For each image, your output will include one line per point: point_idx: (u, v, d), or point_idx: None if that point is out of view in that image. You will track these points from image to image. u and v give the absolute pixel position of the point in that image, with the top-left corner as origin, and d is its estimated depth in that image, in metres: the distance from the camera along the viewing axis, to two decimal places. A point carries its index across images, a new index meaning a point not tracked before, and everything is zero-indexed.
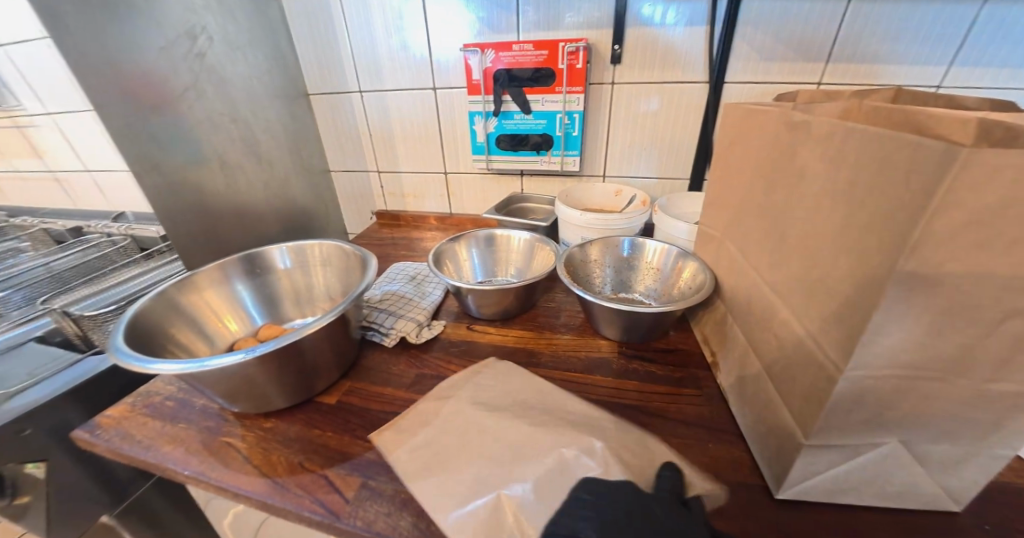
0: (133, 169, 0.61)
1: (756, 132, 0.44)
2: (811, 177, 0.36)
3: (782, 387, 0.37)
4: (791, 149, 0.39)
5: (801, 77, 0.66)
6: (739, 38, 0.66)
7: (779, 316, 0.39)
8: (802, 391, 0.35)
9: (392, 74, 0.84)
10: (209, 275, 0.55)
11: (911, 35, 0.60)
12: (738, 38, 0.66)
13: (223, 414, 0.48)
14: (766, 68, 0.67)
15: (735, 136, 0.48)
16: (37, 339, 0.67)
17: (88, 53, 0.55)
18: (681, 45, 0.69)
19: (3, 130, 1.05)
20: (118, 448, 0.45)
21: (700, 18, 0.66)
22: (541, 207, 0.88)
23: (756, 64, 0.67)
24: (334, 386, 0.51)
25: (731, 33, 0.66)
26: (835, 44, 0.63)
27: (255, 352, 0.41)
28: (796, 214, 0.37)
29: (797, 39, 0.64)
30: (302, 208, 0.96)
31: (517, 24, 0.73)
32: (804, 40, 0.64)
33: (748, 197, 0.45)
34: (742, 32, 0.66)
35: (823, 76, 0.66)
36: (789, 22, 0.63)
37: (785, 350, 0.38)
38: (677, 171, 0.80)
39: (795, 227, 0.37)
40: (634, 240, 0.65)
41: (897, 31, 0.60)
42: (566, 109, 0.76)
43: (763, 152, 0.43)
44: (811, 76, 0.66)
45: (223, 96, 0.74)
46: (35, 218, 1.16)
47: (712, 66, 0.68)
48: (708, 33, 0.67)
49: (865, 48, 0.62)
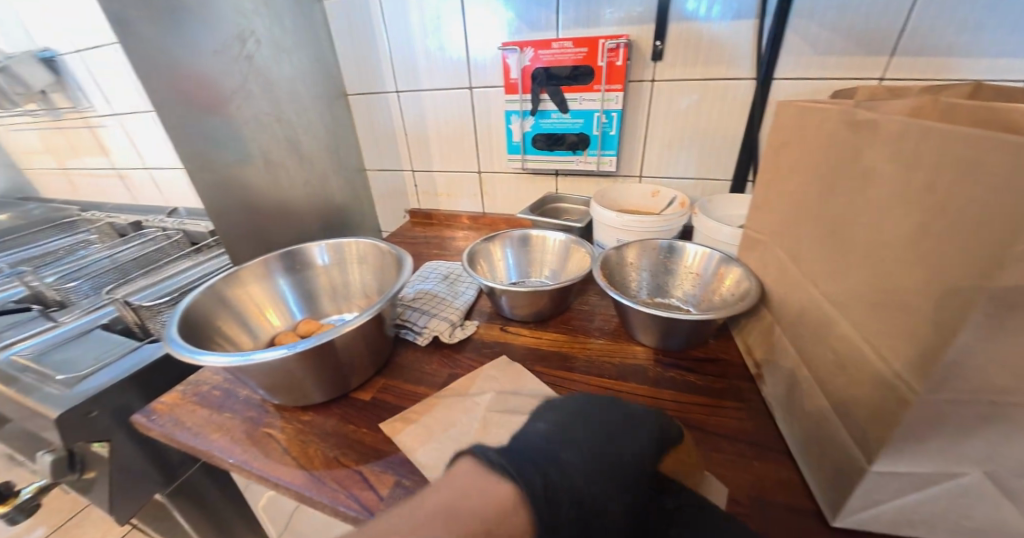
0: (187, 167, 0.65)
1: (813, 132, 0.41)
2: (879, 181, 0.33)
3: (841, 407, 0.35)
4: (855, 150, 0.36)
5: (861, 72, 0.62)
6: (791, 31, 0.62)
7: (837, 329, 0.36)
8: (866, 412, 0.32)
9: (428, 74, 0.85)
10: (254, 270, 0.57)
11: (992, 24, 0.55)
12: (791, 31, 0.62)
13: (265, 405, 0.50)
14: (821, 63, 0.63)
15: (787, 136, 0.46)
16: (102, 327, 0.73)
17: (150, 56, 0.58)
18: (727, 40, 0.66)
19: (76, 130, 1.14)
20: (171, 433, 0.47)
21: (748, 11, 0.63)
22: (575, 208, 0.86)
23: (811, 59, 0.63)
24: (368, 383, 0.52)
25: (783, 27, 0.62)
26: (902, 37, 0.58)
27: (297, 348, 0.42)
28: (860, 220, 0.35)
29: (857, 31, 0.60)
30: (340, 206, 0.98)
31: (556, 21, 0.72)
32: (865, 32, 0.59)
33: (801, 201, 0.43)
34: (795, 25, 0.62)
35: (886, 71, 0.61)
36: (850, 14, 0.59)
37: (844, 366, 0.35)
38: (719, 172, 0.76)
39: (859, 234, 0.35)
40: (673, 243, 0.63)
41: (976, 21, 0.55)
42: (605, 107, 0.75)
43: (820, 152, 0.40)
44: (872, 71, 0.61)
45: (269, 97, 0.77)
46: (102, 213, 1.25)
47: (762, 61, 0.65)
48: (756, 27, 0.64)
49: (937, 40, 0.57)
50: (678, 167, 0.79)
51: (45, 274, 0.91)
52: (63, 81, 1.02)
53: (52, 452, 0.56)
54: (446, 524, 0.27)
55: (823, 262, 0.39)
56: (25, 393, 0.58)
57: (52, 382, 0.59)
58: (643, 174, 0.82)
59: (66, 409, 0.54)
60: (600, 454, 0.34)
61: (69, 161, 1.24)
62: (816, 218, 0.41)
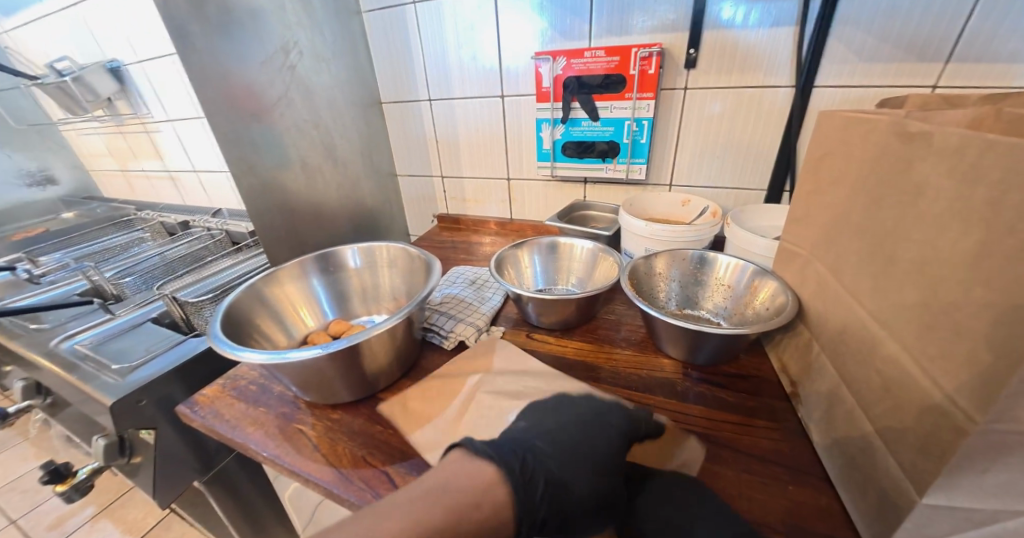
0: (233, 171, 0.68)
1: (857, 142, 0.40)
2: (933, 195, 0.32)
3: (885, 432, 0.33)
4: (905, 162, 0.34)
5: (912, 80, 0.59)
6: (834, 38, 0.60)
7: (882, 350, 0.35)
8: (915, 440, 0.31)
9: (460, 83, 0.87)
10: (291, 271, 0.60)
11: None
12: (834, 38, 0.60)
13: (297, 401, 0.52)
14: (866, 71, 0.61)
15: (828, 147, 0.44)
16: (152, 320, 0.78)
17: (203, 67, 0.62)
18: (765, 47, 0.64)
19: (135, 135, 1.23)
20: (210, 425, 0.50)
21: (787, 17, 0.61)
22: (604, 215, 0.86)
23: (855, 66, 0.61)
24: (394, 385, 0.53)
25: (825, 33, 0.60)
26: (958, 43, 0.55)
27: (329, 348, 0.44)
28: (910, 236, 0.33)
29: (907, 38, 0.57)
30: (372, 210, 1.01)
31: (587, 29, 0.72)
32: (917, 39, 0.57)
33: (844, 214, 0.41)
34: (838, 32, 0.60)
35: (940, 79, 0.58)
36: (900, 20, 0.57)
37: (889, 389, 0.34)
38: (753, 182, 0.74)
39: (908, 251, 0.33)
40: (704, 254, 0.61)
41: None
42: (636, 115, 0.74)
43: (865, 164, 0.39)
44: (925, 79, 0.58)
45: (309, 105, 0.81)
46: (155, 212, 1.33)
47: (801, 68, 0.63)
48: (796, 34, 0.62)
49: (998, 46, 0.54)
50: (710, 176, 0.77)
51: (104, 270, 0.97)
52: (125, 90, 1.10)
53: (106, 435, 0.60)
54: (442, 504, 0.32)
55: (868, 279, 0.37)
56: (84, 379, 0.62)
57: (107, 371, 0.63)
58: (672, 183, 0.80)
59: (120, 397, 0.58)
60: (575, 445, 0.38)
61: (127, 164, 1.33)
62: (861, 232, 0.39)
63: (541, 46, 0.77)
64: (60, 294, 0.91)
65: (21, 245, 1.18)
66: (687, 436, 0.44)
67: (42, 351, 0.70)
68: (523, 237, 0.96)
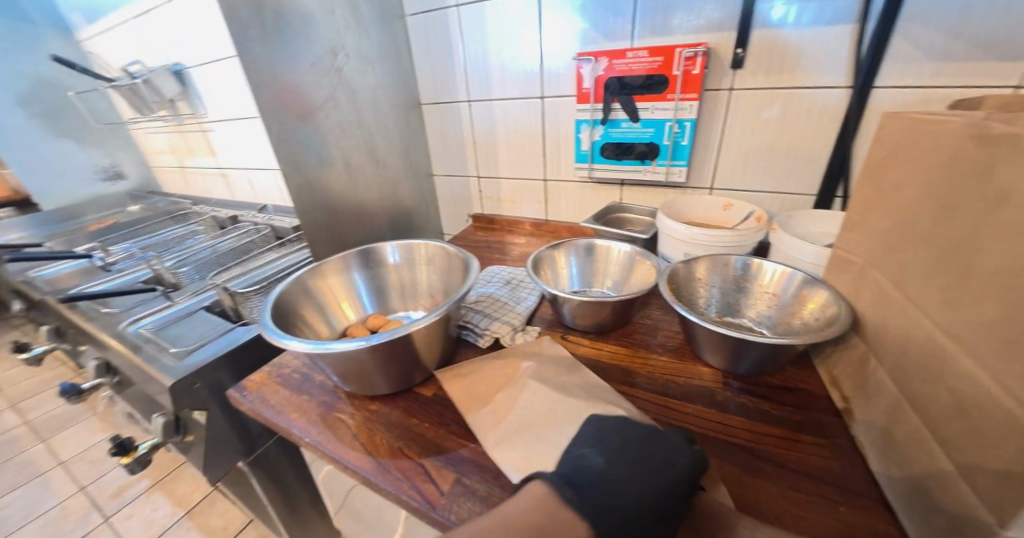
0: (282, 168, 0.71)
1: (928, 146, 0.37)
2: (1018, 204, 0.29)
3: (962, 457, 0.31)
4: (986, 167, 0.32)
5: (988, 80, 0.55)
6: (899, 36, 0.57)
7: (954, 368, 0.32)
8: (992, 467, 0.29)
9: (500, 84, 0.88)
10: (334, 266, 0.62)
11: None
12: (899, 35, 0.57)
13: (338, 391, 0.54)
14: (934, 70, 0.57)
15: (892, 150, 0.41)
16: (205, 308, 0.83)
17: (259, 70, 0.65)
18: (820, 45, 0.61)
19: (193, 134, 1.31)
20: (258, 409, 0.52)
21: (846, 14, 0.58)
22: (641, 218, 0.84)
23: (922, 65, 0.57)
24: (430, 380, 0.54)
25: (888, 30, 0.57)
26: None
27: (370, 341, 0.45)
28: (989, 247, 0.31)
29: (983, 35, 0.53)
30: (410, 209, 1.04)
31: (631, 30, 0.71)
32: (995, 36, 0.53)
33: (910, 222, 0.39)
34: (904, 28, 0.56)
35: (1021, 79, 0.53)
36: (975, 16, 0.53)
37: (963, 410, 0.31)
38: (802, 186, 0.71)
39: (988, 262, 0.31)
40: (749, 260, 0.59)
41: None
42: (678, 117, 0.72)
43: (937, 169, 0.36)
44: (1003, 78, 0.54)
45: (355, 106, 0.83)
46: (208, 207, 1.42)
47: (861, 67, 0.59)
48: (856, 31, 0.59)
49: None
50: (755, 180, 0.74)
51: (164, 260, 1.05)
52: (186, 91, 1.18)
53: (163, 414, 0.64)
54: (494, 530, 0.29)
55: (938, 292, 0.35)
56: (146, 361, 0.67)
57: (166, 354, 0.68)
58: (714, 186, 0.78)
59: (177, 378, 0.62)
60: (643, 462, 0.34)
61: (185, 161, 1.42)
62: (931, 241, 0.36)
63: (582, 48, 0.76)
64: (126, 281, 0.98)
65: (92, 235, 1.28)
66: (729, 448, 0.42)
67: (110, 332, 0.76)
68: (558, 238, 0.96)
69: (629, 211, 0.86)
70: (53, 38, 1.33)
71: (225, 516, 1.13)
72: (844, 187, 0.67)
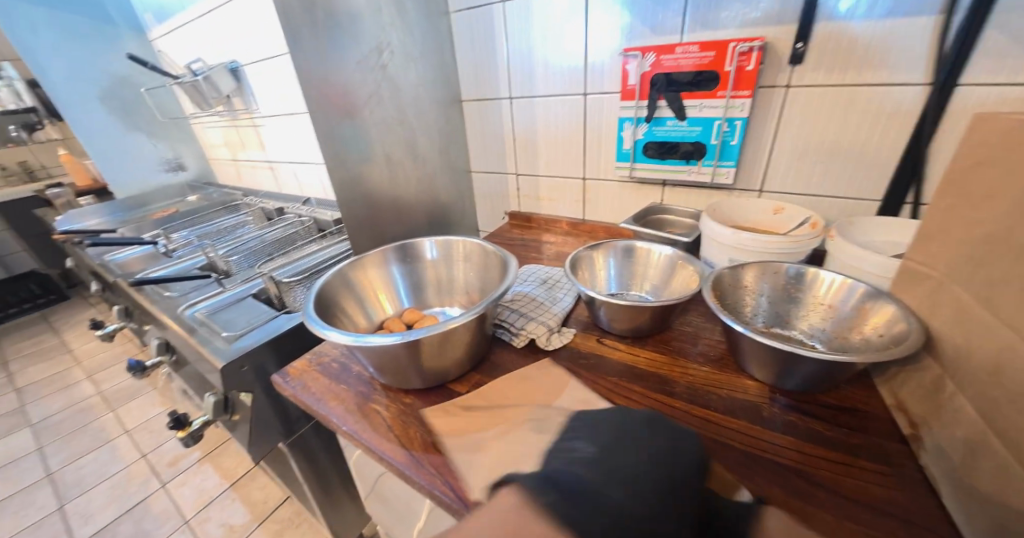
0: (328, 162, 0.74)
1: None
2: None
3: None
4: None
5: None
6: (991, 28, 0.52)
7: None
8: None
9: (543, 81, 0.87)
10: (374, 259, 0.63)
11: None
12: (990, 27, 0.52)
13: (374, 383, 0.55)
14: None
15: (983, 153, 0.37)
16: (253, 296, 0.87)
17: (310, 68, 0.67)
18: (895, 39, 0.57)
19: (245, 129, 1.38)
20: (299, 395, 0.54)
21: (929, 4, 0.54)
22: (682, 220, 0.81)
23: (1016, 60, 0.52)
24: (464, 377, 0.54)
25: (980, 21, 0.51)
26: None
27: (406, 337, 0.46)
28: None
29: None
30: (448, 205, 1.05)
31: (681, 24, 0.69)
32: None
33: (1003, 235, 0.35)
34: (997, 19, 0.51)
35: None
36: None
37: None
38: (864, 191, 0.65)
39: None
40: (804, 268, 0.56)
41: None
42: (727, 115, 0.69)
43: None
44: None
45: (399, 103, 0.85)
46: (257, 198, 1.49)
47: (944, 62, 0.54)
48: (939, 23, 0.54)
49: None
50: (812, 184, 0.69)
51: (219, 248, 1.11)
52: (242, 88, 1.24)
53: (214, 394, 0.68)
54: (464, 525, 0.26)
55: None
56: (201, 343, 0.71)
57: (218, 337, 0.72)
58: (764, 189, 0.74)
59: (227, 361, 0.65)
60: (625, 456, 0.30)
61: (238, 155, 1.50)
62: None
63: (628, 44, 0.74)
64: (184, 267, 1.05)
65: (156, 223, 1.38)
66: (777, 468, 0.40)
67: (169, 315, 0.82)
68: (594, 238, 0.94)
69: (670, 213, 0.83)
70: (129, 38, 1.43)
71: (264, 491, 1.20)
72: (915, 193, 0.62)
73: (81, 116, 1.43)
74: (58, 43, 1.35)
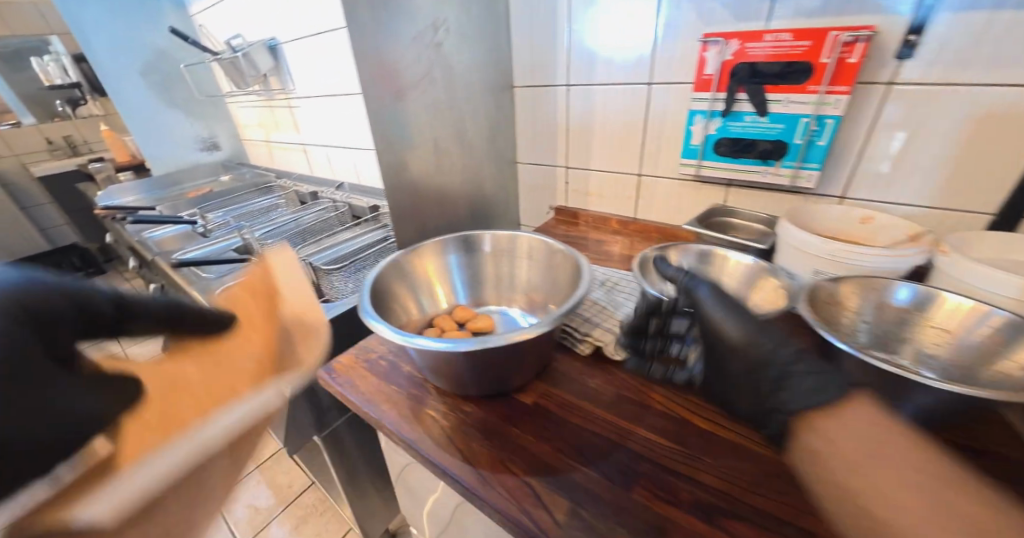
0: (378, 147, 0.70)
1: None
2: None
3: None
4: None
5: None
6: None
7: None
8: None
9: (604, 68, 0.81)
10: (432, 249, 0.59)
11: None
12: None
13: (427, 386, 0.51)
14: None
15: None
16: None
17: (365, 45, 0.63)
18: None
19: (281, 109, 1.35)
20: (348, 395, 0.51)
21: None
22: (749, 225, 0.75)
23: None
24: (527, 385, 0.50)
25: None
26: None
27: (455, 347, 0.42)
28: None
29: None
30: (492, 196, 1.01)
31: (769, 11, 0.62)
32: None
33: None
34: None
35: None
36: None
37: None
38: (973, 203, 0.59)
39: None
40: (918, 287, 0.49)
41: None
42: (817, 112, 0.62)
43: None
44: None
45: (451, 85, 0.80)
46: (291, 181, 1.47)
47: None
48: None
49: None
50: (908, 191, 0.63)
51: (255, 230, 1.09)
52: (279, 67, 1.22)
53: None
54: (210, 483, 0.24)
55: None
56: None
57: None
58: (847, 195, 0.68)
59: None
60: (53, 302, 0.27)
61: (271, 136, 1.48)
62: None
63: (703, 32, 0.68)
64: (221, 247, 1.03)
65: (191, 201, 1.37)
66: None
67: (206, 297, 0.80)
68: (646, 239, 0.89)
69: (736, 216, 0.77)
70: (172, 13, 1.41)
71: (290, 475, 1.19)
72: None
73: (122, 90, 1.43)
74: (103, 16, 1.33)
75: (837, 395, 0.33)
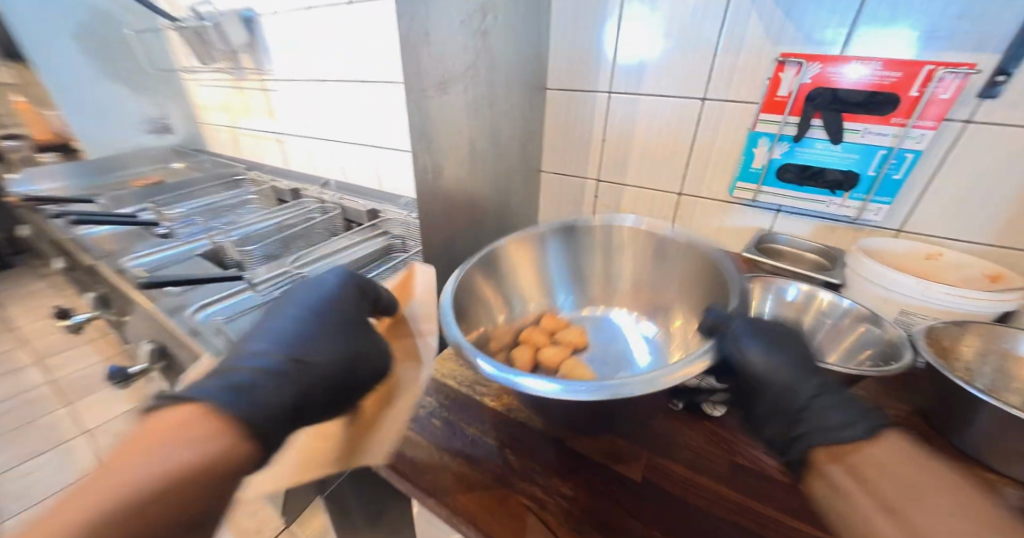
0: (415, 148, 0.58)
1: None
2: None
3: None
4: None
5: None
6: None
7: None
8: None
9: (654, 77, 0.74)
10: (530, 240, 0.65)
11: None
12: None
13: (506, 457, 0.43)
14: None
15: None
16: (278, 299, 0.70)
17: (412, 27, 0.52)
18: None
19: (252, 92, 1.17)
20: (408, 475, 0.41)
21: None
22: (800, 255, 0.71)
23: None
24: (627, 454, 0.43)
25: None
26: None
27: (567, 394, 0.36)
28: None
29: None
30: (514, 206, 0.92)
31: (851, 35, 0.58)
32: None
33: None
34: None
35: None
36: None
37: None
38: None
39: None
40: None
41: None
42: (899, 145, 0.60)
43: None
44: None
45: (490, 80, 0.70)
46: (262, 174, 1.29)
47: None
48: None
49: None
50: (972, 230, 0.62)
51: (229, 233, 0.92)
52: (255, 44, 1.05)
53: None
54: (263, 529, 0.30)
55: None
56: None
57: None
58: (905, 228, 0.65)
59: None
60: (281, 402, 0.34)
61: (238, 121, 1.28)
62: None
63: (777, 52, 0.63)
64: (181, 253, 0.84)
65: (139, 193, 1.15)
66: None
67: (173, 320, 0.64)
68: None
69: (786, 245, 0.72)
70: None
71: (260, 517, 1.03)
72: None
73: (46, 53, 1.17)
74: None
75: (866, 434, 0.32)
